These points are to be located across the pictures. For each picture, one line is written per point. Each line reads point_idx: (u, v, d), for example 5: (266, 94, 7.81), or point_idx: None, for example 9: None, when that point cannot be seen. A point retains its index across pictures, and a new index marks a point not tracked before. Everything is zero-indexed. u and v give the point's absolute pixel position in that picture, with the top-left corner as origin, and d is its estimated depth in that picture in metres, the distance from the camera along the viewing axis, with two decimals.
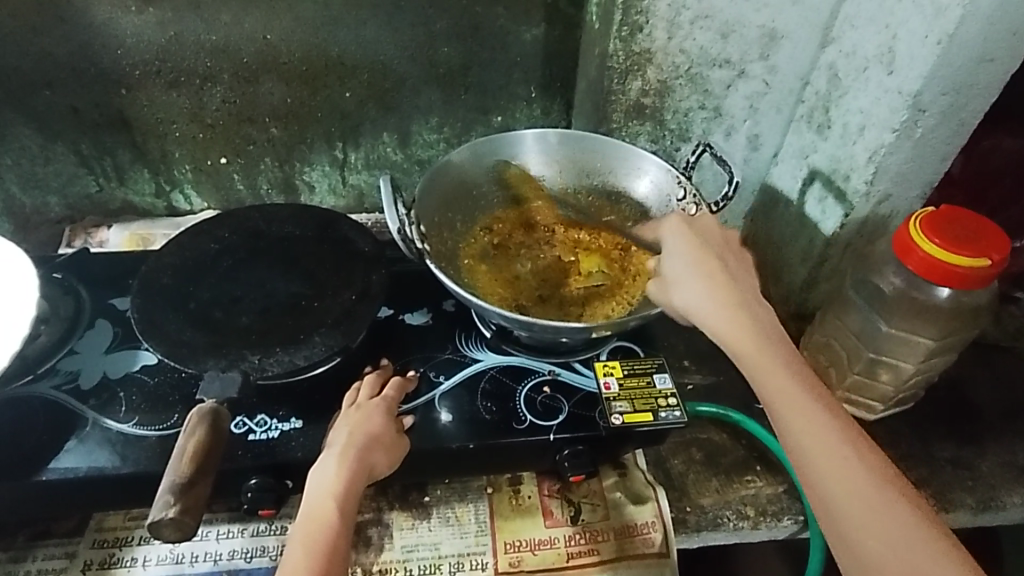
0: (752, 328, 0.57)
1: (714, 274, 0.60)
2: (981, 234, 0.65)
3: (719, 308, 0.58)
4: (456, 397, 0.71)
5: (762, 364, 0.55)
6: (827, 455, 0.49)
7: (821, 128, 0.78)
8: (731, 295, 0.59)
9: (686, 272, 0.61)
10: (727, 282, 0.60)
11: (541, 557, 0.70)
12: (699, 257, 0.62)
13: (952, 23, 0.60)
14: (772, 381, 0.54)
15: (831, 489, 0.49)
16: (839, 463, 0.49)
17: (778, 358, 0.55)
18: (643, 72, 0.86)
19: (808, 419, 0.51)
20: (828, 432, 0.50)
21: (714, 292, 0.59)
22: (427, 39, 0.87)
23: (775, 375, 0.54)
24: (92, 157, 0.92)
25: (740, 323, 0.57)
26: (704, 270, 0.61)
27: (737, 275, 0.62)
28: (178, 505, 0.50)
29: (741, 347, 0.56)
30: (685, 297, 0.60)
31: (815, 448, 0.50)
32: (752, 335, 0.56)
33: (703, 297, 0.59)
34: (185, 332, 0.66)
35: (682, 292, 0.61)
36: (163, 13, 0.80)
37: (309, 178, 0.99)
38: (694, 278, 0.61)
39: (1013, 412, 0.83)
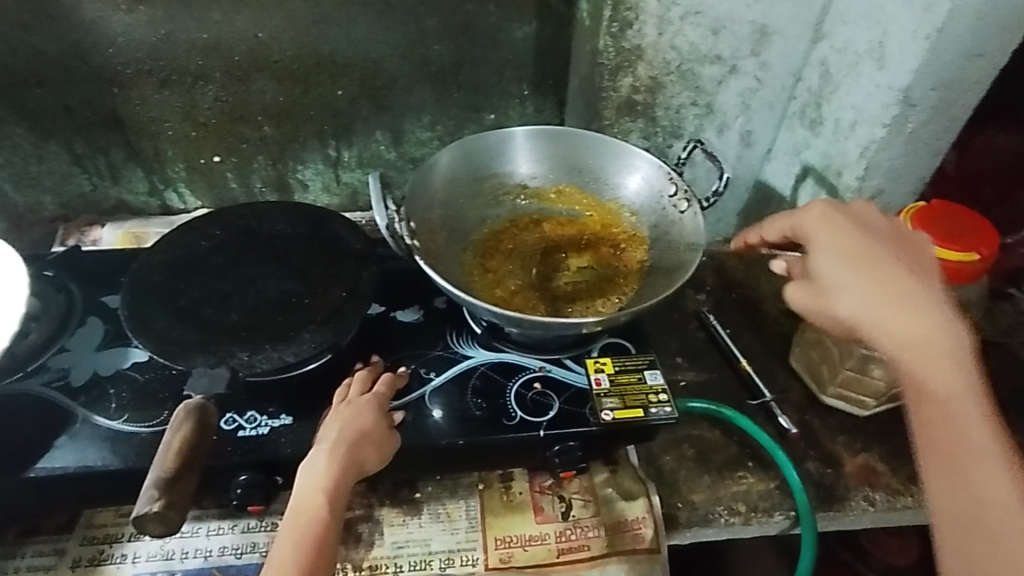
0: (918, 313, 0.55)
1: (876, 256, 0.59)
2: (972, 229, 0.65)
3: (876, 298, 0.56)
4: (447, 393, 0.71)
5: (916, 352, 0.53)
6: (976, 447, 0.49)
7: (815, 124, 0.79)
8: (895, 280, 0.57)
9: (839, 258, 0.60)
10: (890, 261, 0.58)
11: (531, 553, 0.70)
12: (857, 241, 0.60)
13: (940, 18, 0.60)
14: (923, 367, 0.53)
15: (974, 475, 0.48)
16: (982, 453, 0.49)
17: (939, 342, 0.53)
18: (634, 68, 0.83)
19: (961, 406, 0.51)
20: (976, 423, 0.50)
21: (867, 276, 0.58)
22: (418, 37, 0.87)
23: (930, 361, 0.53)
24: (85, 155, 0.92)
25: (892, 307, 0.55)
26: (858, 257, 0.59)
27: (923, 263, 0.59)
28: (162, 499, 0.50)
29: (890, 332, 0.55)
30: (840, 287, 0.59)
31: (969, 437, 0.50)
32: (906, 317, 0.55)
33: (862, 285, 0.57)
34: (174, 329, 0.66)
35: (838, 277, 0.59)
36: (154, 12, 0.80)
37: (302, 177, 0.99)
38: (852, 267, 0.59)
39: (1006, 408, 0.83)
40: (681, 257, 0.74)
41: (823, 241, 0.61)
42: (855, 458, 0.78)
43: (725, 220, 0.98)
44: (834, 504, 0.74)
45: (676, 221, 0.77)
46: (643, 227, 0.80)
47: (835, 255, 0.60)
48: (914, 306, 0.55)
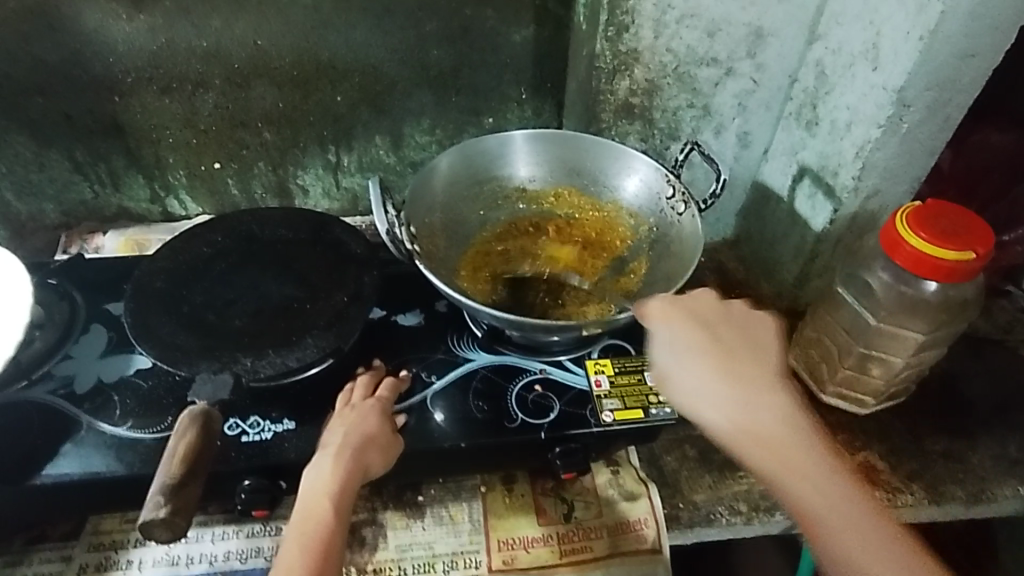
0: (740, 389, 0.59)
1: (702, 345, 0.62)
2: (968, 228, 0.65)
3: (716, 381, 0.60)
4: (450, 396, 0.71)
5: (743, 422, 0.58)
6: (817, 502, 0.54)
7: (810, 125, 0.80)
8: (733, 366, 0.61)
9: (675, 351, 0.62)
10: (737, 346, 0.62)
11: (534, 554, 0.70)
12: (681, 329, 0.63)
13: (934, 18, 0.61)
14: (756, 440, 0.57)
15: (829, 536, 0.53)
16: (828, 508, 0.54)
17: (760, 415, 0.58)
18: (631, 71, 0.82)
19: (800, 466, 0.55)
20: (805, 474, 0.55)
21: (699, 362, 0.61)
22: (417, 42, 0.88)
23: (745, 428, 0.58)
24: (86, 163, 0.93)
25: (737, 396, 0.59)
26: (688, 342, 0.62)
27: (755, 342, 0.64)
28: (168, 505, 0.51)
29: (719, 415, 0.59)
30: (683, 376, 0.61)
31: (812, 495, 0.54)
32: (746, 400, 0.59)
33: (700, 371, 0.61)
34: (178, 335, 0.66)
35: (686, 373, 0.61)
36: (154, 20, 0.81)
37: (302, 182, 1.00)
38: (693, 354, 0.62)
39: (1005, 404, 0.83)
40: (680, 260, 0.75)
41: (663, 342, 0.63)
42: (856, 457, 0.78)
43: (725, 220, 0.99)
44: None
45: (674, 224, 0.78)
46: (642, 229, 0.81)
47: (666, 341, 0.63)
48: (747, 386, 0.60)
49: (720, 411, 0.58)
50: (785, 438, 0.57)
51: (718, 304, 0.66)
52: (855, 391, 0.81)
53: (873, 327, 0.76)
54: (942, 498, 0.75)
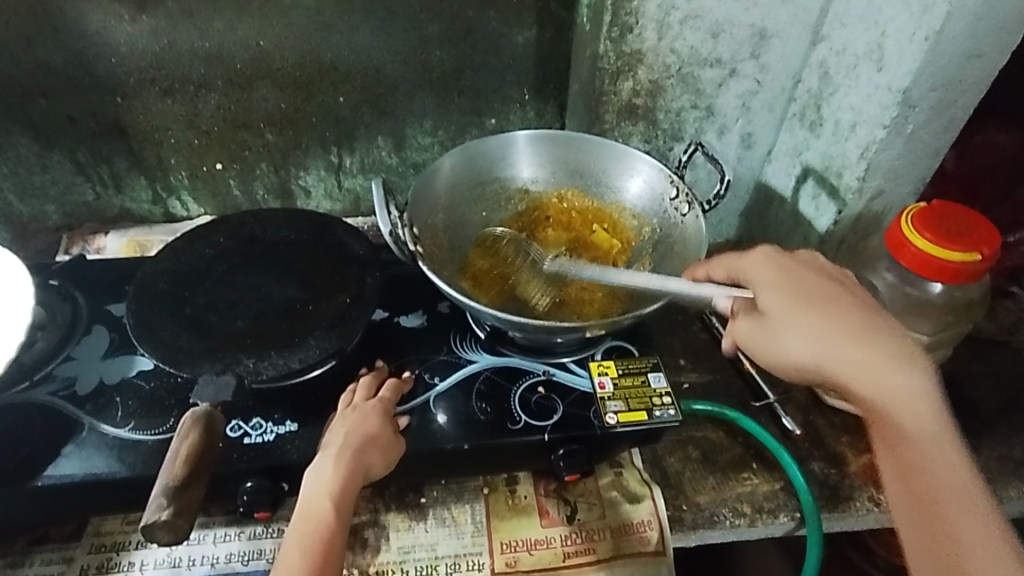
0: (842, 337, 0.56)
1: (808, 296, 0.59)
2: (973, 229, 0.65)
3: (815, 328, 0.57)
4: (452, 398, 0.71)
5: (828, 360, 0.56)
6: (924, 433, 0.52)
7: (813, 126, 0.80)
8: (840, 316, 0.57)
9: (776, 297, 0.60)
10: (831, 300, 0.59)
11: (537, 556, 0.70)
12: (778, 275, 0.61)
13: (939, 19, 0.60)
14: (883, 399, 0.54)
15: (931, 488, 0.50)
16: (927, 442, 0.52)
17: (873, 356, 0.55)
18: (634, 72, 0.82)
19: (901, 405, 0.53)
20: (925, 420, 0.52)
21: (806, 310, 0.58)
22: (419, 43, 0.87)
23: (871, 375, 0.54)
24: (88, 164, 0.92)
25: (848, 343, 0.56)
26: (788, 288, 0.60)
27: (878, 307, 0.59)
28: (170, 507, 0.51)
29: (825, 354, 0.56)
30: (787, 330, 0.58)
31: (918, 433, 0.52)
32: (840, 343, 0.56)
33: (805, 323, 0.58)
34: (180, 337, 0.66)
35: (780, 323, 0.59)
36: (156, 22, 0.81)
37: (304, 183, 0.99)
38: (795, 304, 0.59)
39: (1010, 406, 0.83)
40: (683, 259, 0.75)
41: (759, 282, 0.61)
42: (859, 458, 0.78)
43: (728, 221, 0.99)
44: (839, 504, 0.74)
45: (678, 224, 0.78)
46: (645, 230, 0.81)
47: (770, 292, 0.60)
48: (864, 343, 0.55)
49: (806, 344, 0.57)
50: (903, 386, 0.53)
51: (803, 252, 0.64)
52: None
53: None
54: None
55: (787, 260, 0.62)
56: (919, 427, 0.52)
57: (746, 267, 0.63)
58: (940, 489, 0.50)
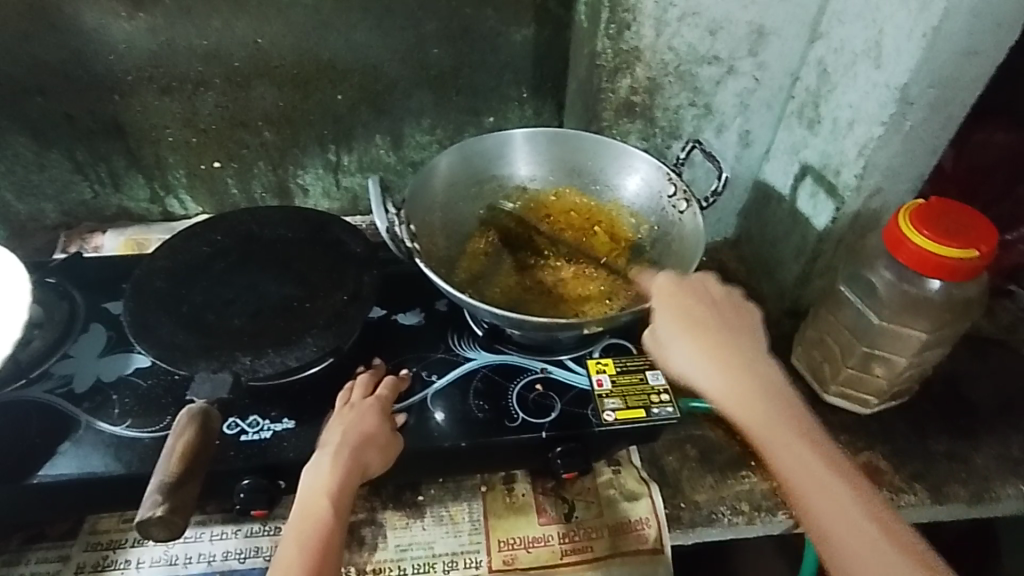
0: (739, 369, 0.59)
1: (708, 329, 0.62)
2: (972, 227, 0.64)
3: (700, 354, 0.61)
4: (450, 396, 0.71)
5: (737, 392, 0.58)
6: (788, 460, 0.54)
7: (812, 123, 0.80)
8: (722, 345, 0.61)
9: (669, 321, 0.64)
10: (708, 314, 0.64)
11: (535, 554, 0.70)
12: (686, 305, 0.65)
13: (937, 16, 0.60)
14: (746, 407, 0.57)
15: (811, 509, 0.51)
16: (803, 470, 0.53)
17: (756, 388, 0.58)
18: (632, 69, 0.82)
19: (769, 433, 0.55)
20: (792, 449, 0.54)
21: (688, 334, 0.62)
22: (417, 42, 0.87)
23: (740, 398, 0.58)
24: (86, 163, 0.92)
25: (733, 372, 0.59)
26: (686, 320, 0.64)
27: (740, 329, 0.63)
28: (166, 504, 0.51)
29: (717, 383, 0.59)
30: (675, 347, 0.63)
31: (794, 465, 0.53)
32: (734, 374, 0.59)
33: (688, 343, 0.62)
34: (177, 335, 0.66)
35: (670, 341, 0.63)
36: (154, 19, 0.81)
37: (302, 182, 0.99)
38: (681, 327, 0.63)
39: (1009, 405, 0.83)
40: (682, 257, 0.75)
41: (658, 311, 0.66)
42: (858, 457, 0.78)
43: (726, 220, 0.99)
44: None
45: (676, 222, 0.78)
46: (643, 229, 0.81)
47: (665, 313, 0.65)
48: (733, 356, 0.61)
49: (714, 379, 0.59)
50: (755, 408, 0.57)
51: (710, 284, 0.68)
52: (857, 391, 0.81)
53: (875, 326, 0.76)
54: (945, 498, 0.75)
55: (713, 292, 0.67)
56: (796, 459, 0.53)
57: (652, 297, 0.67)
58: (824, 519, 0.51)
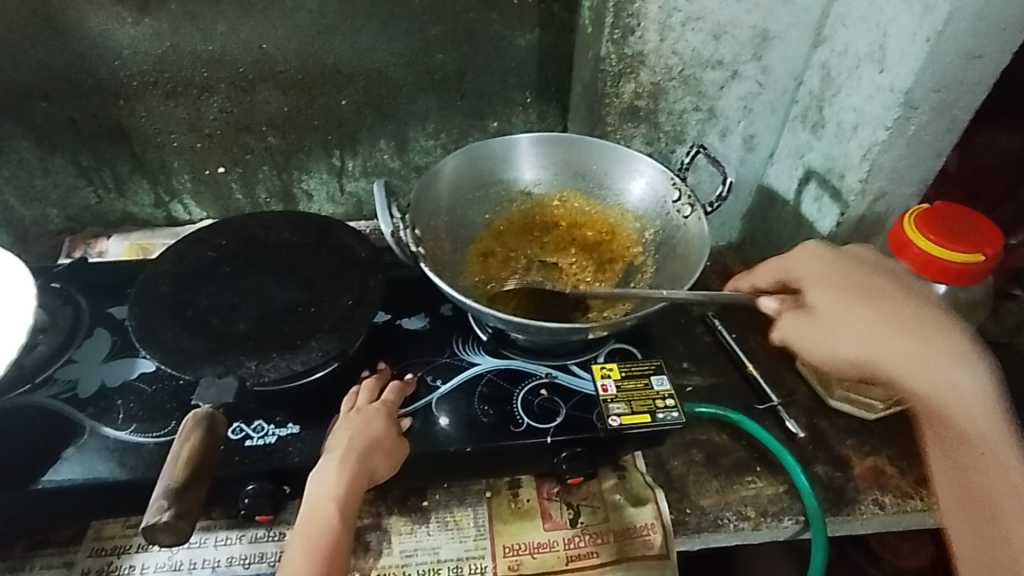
0: (931, 364, 0.58)
1: (901, 315, 0.60)
2: (977, 230, 0.65)
3: (869, 324, 0.61)
4: (454, 400, 0.71)
5: (884, 354, 0.60)
6: (1005, 486, 0.52)
7: (816, 127, 0.80)
8: (905, 317, 0.60)
9: (823, 292, 0.64)
10: (890, 298, 0.62)
11: (540, 560, 0.69)
12: (833, 273, 0.65)
13: (941, 20, 0.60)
14: (921, 377, 0.58)
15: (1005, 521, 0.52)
16: (1005, 493, 0.52)
17: (945, 378, 0.57)
18: (636, 74, 0.82)
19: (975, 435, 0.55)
20: (998, 452, 0.54)
21: (862, 303, 0.62)
22: (422, 46, 0.88)
23: (931, 388, 0.57)
24: (91, 168, 0.93)
25: (924, 354, 0.58)
26: (846, 283, 0.64)
27: (944, 333, 0.59)
28: (172, 509, 0.50)
29: (893, 355, 0.59)
30: (834, 323, 0.63)
31: (1012, 482, 0.52)
32: (921, 365, 0.58)
33: (857, 313, 0.62)
34: (182, 339, 0.66)
35: (821, 307, 0.64)
36: (159, 24, 0.81)
37: (306, 186, 0.99)
38: (846, 298, 0.63)
39: (1014, 409, 0.83)
40: (686, 261, 0.75)
41: (807, 270, 0.67)
42: (864, 461, 0.78)
43: (730, 223, 0.99)
44: (843, 506, 0.74)
45: (680, 226, 0.78)
46: (647, 233, 0.80)
47: (821, 290, 0.65)
48: (922, 338, 0.59)
49: (893, 351, 0.59)
50: (988, 432, 0.54)
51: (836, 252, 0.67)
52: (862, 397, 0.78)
53: None
54: None
55: (871, 260, 0.66)
56: (1006, 467, 0.53)
57: (791, 263, 0.68)
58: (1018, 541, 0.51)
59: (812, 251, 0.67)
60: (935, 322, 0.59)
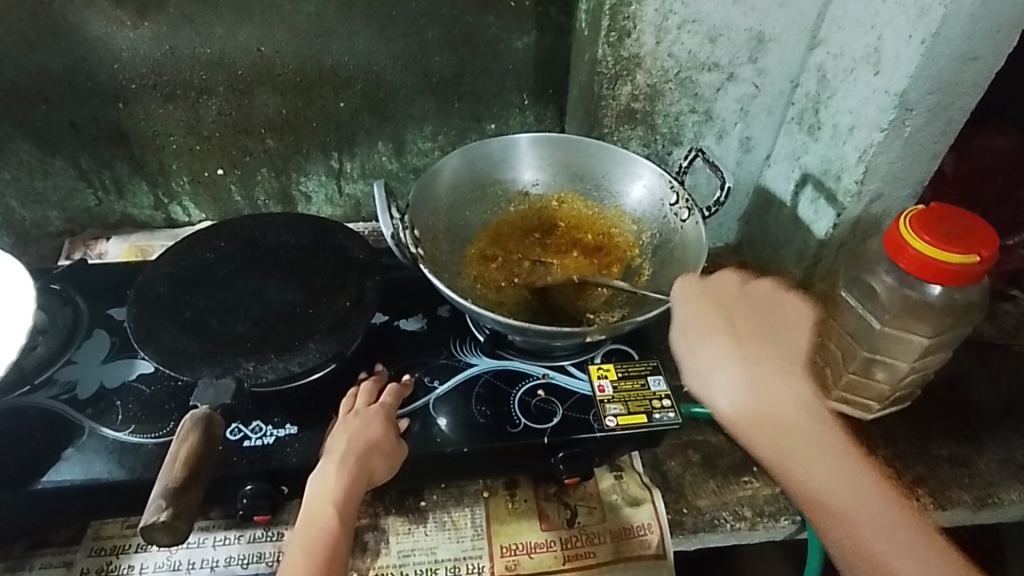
0: (771, 391, 0.57)
1: (759, 357, 0.59)
2: (972, 232, 0.65)
3: (729, 355, 0.59)
4: (452, 402, 0.71)
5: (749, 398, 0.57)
6: (834, 491, 0.53)
7: (812, 129, 0.81)
8: (752, 353, 0.59)
9: (686, 326, 0.62)
10: (742, 317, 0.62)
11: (537, 560, 0.70)
12: (720, 293, 0.64)
13: (935, 22, 0.61)
14: (768, 427, 0.56)
15: (851, 528, 0.52)
16: (840, 498, 0.53)
17: (783, 401, 0.57)
18: (633, 76, 0.83)
19: (801, 457, 0.55)
20: (826, 466, 0.54)
21: (723, 335, 0.60)
22: (420, 49, 0.88)
23: (763, 424, 0.56)
24: (90, 170, 0.93)
25: (755, 381, 0.58)
26: (716, 317, 0.61)
27: (767, 325, 0.62)
28: (169, 509, 0.51)
29: (733, 392, 0.58)
30: (697, 349, 0.60)
31: (823, 484, 0.53)
32: (769, 382, 0.58)
33: (711, 348, 0.60)
34: (180, 340, 0.66)
35: (704, 347, 0.60)
36: (158, 28, 0.81)
37: (305, 188, 1.00)
38: (709, 330, 0.60)
39: (1010, 410, 0.83)
40: (682, 264, 0.75)
41: (683, 304, 0.63)
42: None
43: (727, 225, 0.99)
44: None
45: (677, 229, 0.78)
46: (644, 235, 0.81)
47: (686, 318, 0.62)
48: (759, 357, 0.59)
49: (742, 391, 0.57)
50: (811, 453, 0.55)
51: (743, 284, 0.64)
52: (861, 397, 0.82)
53: (878, 331, 0.77)
54: (949, 503, 0.75)
55: (728, 285, 0.64)
56: (820, 480, 0.54)
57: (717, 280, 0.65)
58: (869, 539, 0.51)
59: (691, 290, 0.64)
60: (759, 333, 0.61)
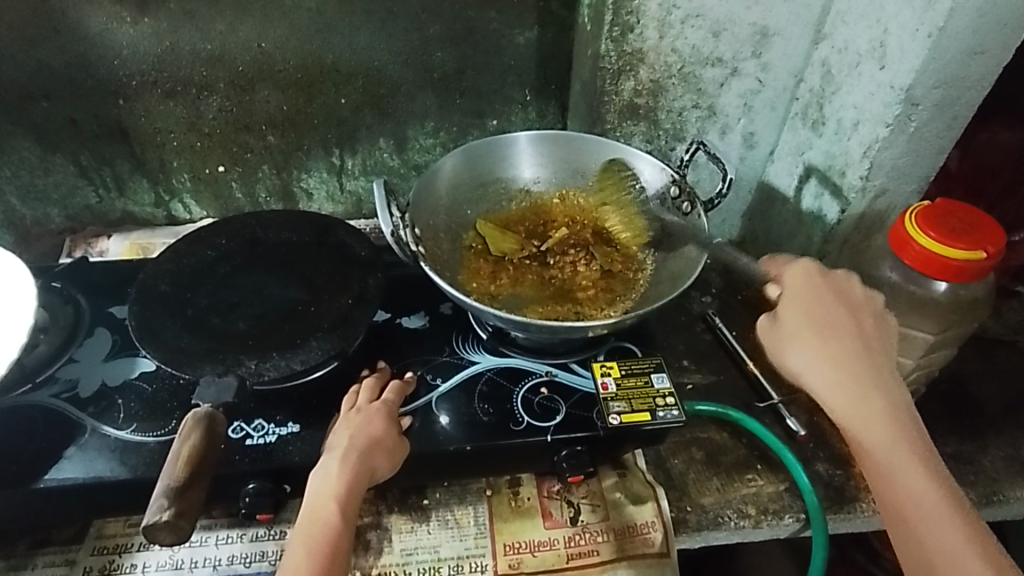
0: (860, 383, 0.61)
1: (850, 358, 0.62)
2: (977, 227, 0.64)
3: (818, 351, 0.63)
4: (454, 399, 0.71)
5: (825, 381, 0.62)
6: (907, 489, 0.55)
7: (816, 124, 0.80)
8: (849, 351, 0.63)
9: (795, 317, 0.65)
10: (839, 316, 0.64)
11: (541, 558, 0.69)
12: (818, 303, 0.65)
13: (942, 15, 0.60)
14: (869, 429, 0.59)
15: (917, 523, 0.54)
16: (921, 494, 0.55)
17: (872, 401, 0.60)
18: (635, 71, 0.82)
19: (889, 453, 0.57)
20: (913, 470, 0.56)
21: (817, 337, 0.64)
22: (421, 44, 0.87)
23: (866, 419, 0.59)
24: (91, 167, 0.93)
25: (841, 372, 0.62)
26: (816, 319, 0.64)
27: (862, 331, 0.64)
28: (172, 508, 0.50)
29: (829, 388, 0.62)
30: (792, 347, 0.65)
31: (901, 483, 0.56)
32: (853, 382, 0.61)
33: (812, 347, 0.63)
34: (182, 338, 0.66)
35: (790, 334, 0.65)
36: (158, 24, 0.81)
37: (306, 185, 0.99)
38: (806, 328, 0.64)
39: (1016, 407, 0.83)
40: (686, 256, 0.75)
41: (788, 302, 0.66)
42: None
43: (730, 221, 0.99)
44: (844, 505, 0.74)
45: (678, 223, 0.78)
46: (646, 229, 0.80)
47: (795, 312, 0.65)
48: (839, 347, 0.63)
49: (824, 379, 0.62)
50: (888, 448, 0.57)
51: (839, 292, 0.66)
52: None
53: None
54: None
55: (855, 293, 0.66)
56: (906, 477, 0.56)
57: (787, 278, 0.67)
58: (934, 537, 0.53)
59: (792, 291, 0.66)
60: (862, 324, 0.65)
